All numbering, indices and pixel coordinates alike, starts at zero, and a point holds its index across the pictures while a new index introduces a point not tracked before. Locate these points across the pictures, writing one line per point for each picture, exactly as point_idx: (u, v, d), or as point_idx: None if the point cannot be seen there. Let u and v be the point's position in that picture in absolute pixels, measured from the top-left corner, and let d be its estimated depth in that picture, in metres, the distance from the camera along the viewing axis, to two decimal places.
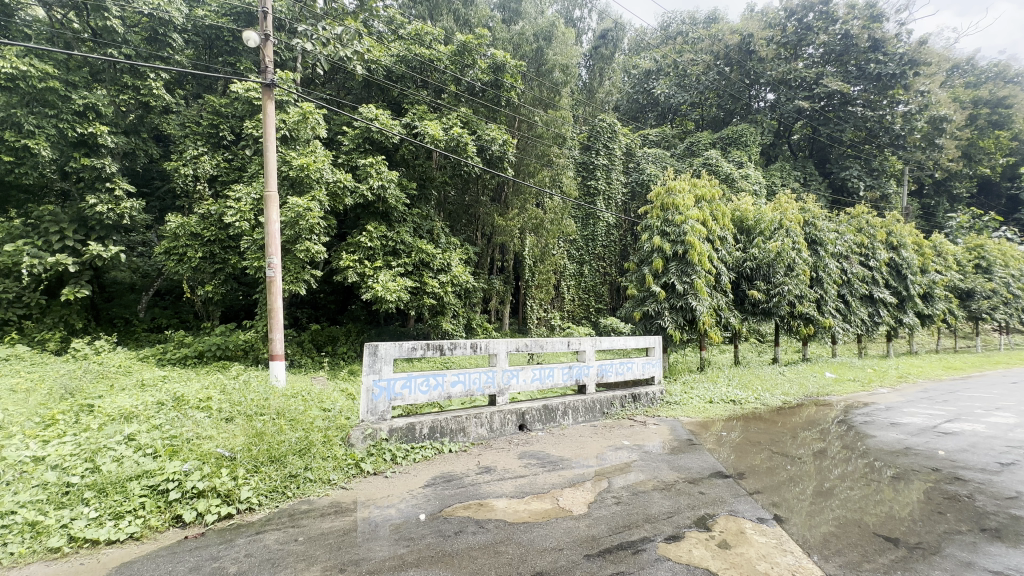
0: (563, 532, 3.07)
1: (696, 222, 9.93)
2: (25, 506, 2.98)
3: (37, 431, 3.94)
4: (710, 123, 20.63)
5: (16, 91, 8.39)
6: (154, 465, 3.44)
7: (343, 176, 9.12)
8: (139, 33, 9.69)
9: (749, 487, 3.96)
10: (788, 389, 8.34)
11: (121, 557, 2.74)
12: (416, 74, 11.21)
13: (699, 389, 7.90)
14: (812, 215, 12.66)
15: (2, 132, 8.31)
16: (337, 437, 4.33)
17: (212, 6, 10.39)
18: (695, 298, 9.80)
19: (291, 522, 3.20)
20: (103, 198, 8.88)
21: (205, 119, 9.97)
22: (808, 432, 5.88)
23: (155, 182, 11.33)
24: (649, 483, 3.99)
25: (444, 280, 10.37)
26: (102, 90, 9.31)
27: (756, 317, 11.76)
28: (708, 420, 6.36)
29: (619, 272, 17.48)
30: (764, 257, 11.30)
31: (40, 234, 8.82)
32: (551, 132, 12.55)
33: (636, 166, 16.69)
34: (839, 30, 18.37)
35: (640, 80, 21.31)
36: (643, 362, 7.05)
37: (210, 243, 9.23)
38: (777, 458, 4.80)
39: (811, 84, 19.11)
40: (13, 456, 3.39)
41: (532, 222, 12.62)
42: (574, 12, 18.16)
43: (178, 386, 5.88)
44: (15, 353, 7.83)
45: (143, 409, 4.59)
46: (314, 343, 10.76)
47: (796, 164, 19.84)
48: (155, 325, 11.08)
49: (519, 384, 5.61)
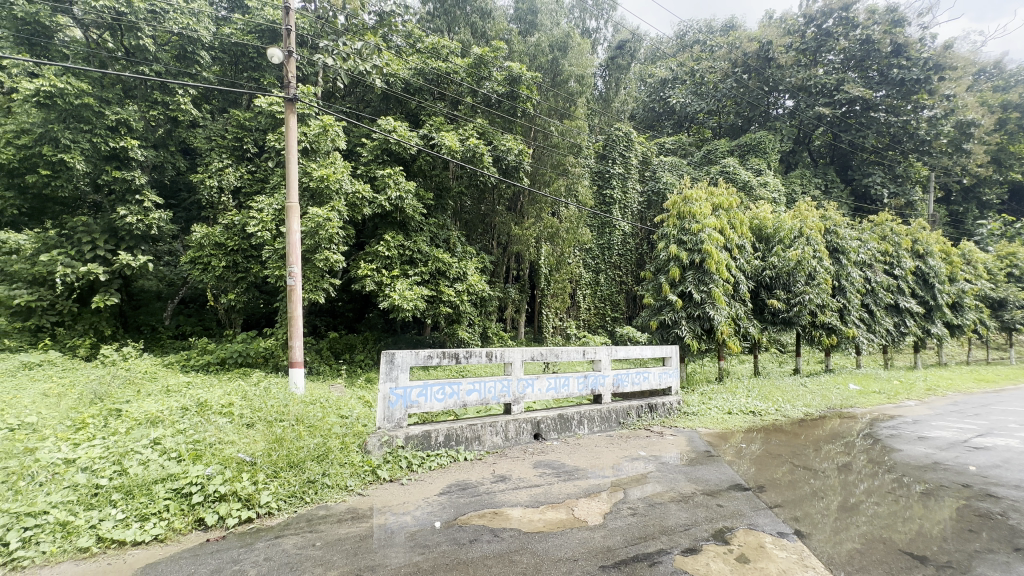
0: (579, 542, 3.05)
1: (713, 230, 9.79)
2: (57, 506, 3.09)
3: (68, 435, 4.07)
4: (728, 131, 20.45)
5: (53, 108, 8.71)
6: (178, 469, 3.54)
7: (362, 187, 9.30)
8: (170, 51, 10.09)
9: (769, 500, 3.89)
10: (809, 401, 8.14)
11: (145, 558, 2.80)
12: (433, 86, 11.44)
13: (717, 400, 7.76)
14: (833, 222, 12.45)
15: (41, 148, 8.72)
16: (354, 444, 4.39)
17: (239, 24, 10.73)
18: (714, 307, 9.65)
19: (309, 527, 3.24)
20: (133, 209, 9.25)
21: (231, 133, 10.34)
22: (832, 445, 5.72)
23: (182, 194, 11.65)
24: (666, 495, 3.94)
25: (460, 289, 10.45)
26: (134, 105, 9.69)
27: (776, 326, 11.51)
28: (728, 431, 6.23)
29: (635, 281, 17.40)
30: (784, 266, 11.11)
31: (74, 245, 9.20)
32: (567, 142, 12.60)
33: (652, 175, 16.65)
34: (860, 35, 18.00)
35: (656, 88, 21.31)
36: (659, 371, 6.97)
37: (233, 253, 9.47)
38: (799, 471, 4.69)
39: (831, 91, 18.72)
40: (45, 458, 3.51)
41: (548, 231, 12.54)
42: (590, 23, 18.30)
43: (201, 392, 6.00)
44: (48, 359, 8.13)
45: (168, 414, 4.74)
46: (332, 351, 10.92)
47: (817, 171, 19.51)
48: (179, 333, 11.32)
49: (535, 393, 5.57)
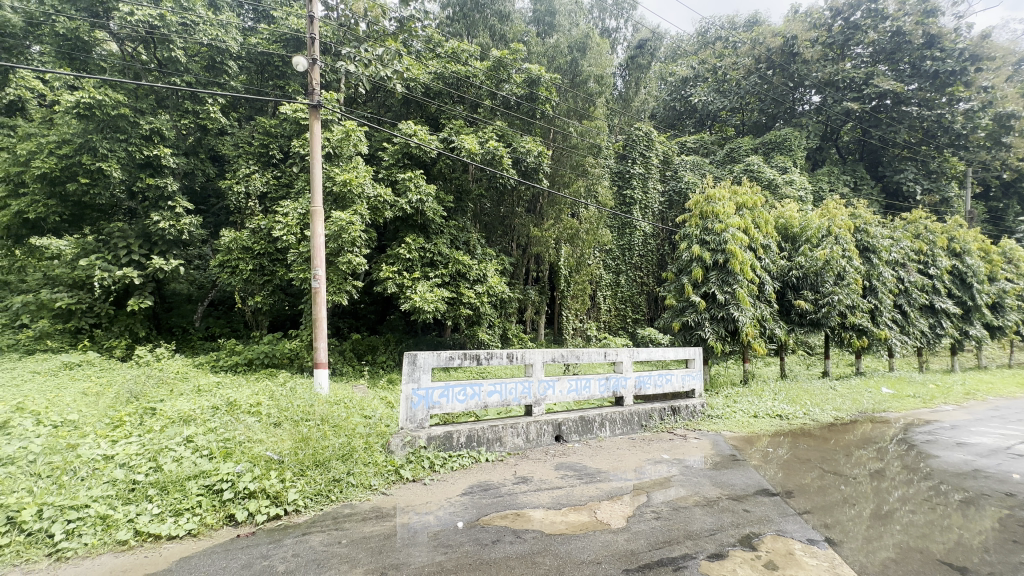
0: (602, 545, 3.03)
1: (737, 230, 9.61)
2: (97, 501, 3.23)
3: (107, 432, 4.23)
4: (752, 129, 20.00)
5: (92, 119, 9.08)
6: (210, 466, 3.65)
7: (383, 191, 9.44)
8: (199, 62, 10.41)
9: (798, 507, 3.79)
10: (839, 404, 7.90)
11: (179, 552, 2.90)
12: (453, 90, 11.57)
13: (743, 403, 7.60)
14: (863, 221, 12.09)
15: (80, 157, 9.11)
16: (377, 444, 4.46)
17: (265, 34, 11.02)
18: (738, 309, 9.46)
19: (335, 525, 3.29)
20: (166, 215, 9.61)
21: (257, 140, 10.63)
22: (864, 451, 5.53)
23: (211, 200, 12.01)
24: (691, 499, 3.87)
25: (480, 291, 10.51)
26: (166, 115, 10.08)
27: (804, 328, 11.21)
28: (753, 435, 6.10)
29: (657, 282, 17.18)
30: (812, 266, 10.81)
31: (111, 250, 9.61)
32: (586, 142, 12.46)
33: (673, 175, 16.44)
34: (891, 27, 17.37)
35: (677, 87, 21.05)
36: (682, 374, 6.86)
37: (259, 257, 9.73)
38: (828, 477, 4.56)
39: (859, 85, 18.16)
40: (86, 455, 3.65)
41: (567, 233, 12.49)
42: (610, 23, 18.23)
43: (230, 392, 6.18)
44: (87, 360, 8.49)
45: (200, 413, 4.88)
46: (355, 352, 11.10)
47: (845, 168, 18.93)
48: (208, 334, 11.65)
49: (555, 395, 5.56)
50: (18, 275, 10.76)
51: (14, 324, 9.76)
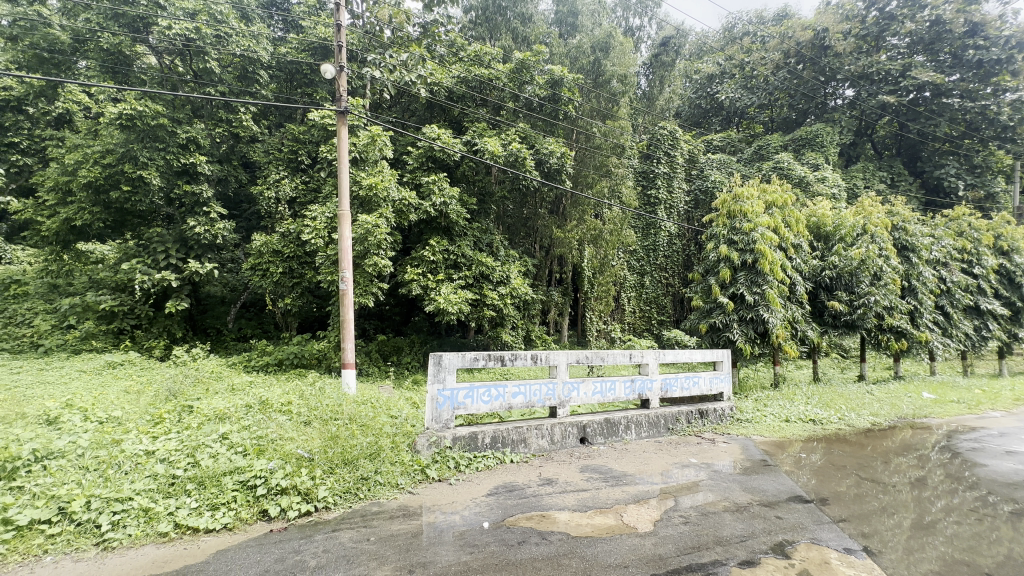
0: (629, 548, 3.00)
1: (766, 230, 9.36)
2: (140, 494, 3.37)
3: (148, 428, 4.42)
4: (781, 125, 19.54)
5: (133, 129, 9.48)
6: (244, 462, 3.78)
7: (408, 195, 9.58)
8: (232, 72, 10.92)
9: (834, 515, 3.66)
10: (877, 409, 7.61)
11: (216, 545, 3.00)
12: (476, 93, 11.75)
13: (773, 407, 7.40)
14: (901, 218, 11.61)
15: (122, 166, 9.54)
16: (404, 443, 4.52)
17: (294, 43, 11.31)
18: (768, 310, 9.21)
19: (364, 522, 3.37)
20: (201, 221, 9.99)
21: (287, 146, 10.94)
22: (904, 458, 5.31)
23: (243, 205, 12.43)
24: (720, 504, 3.79)
25: (503, 292, 10.56)
26: (201, 124, 10.48)
27: (838, 330, 10.85)
28: (785, 440, 5.93)
29: (682, 283, 16.88)
30: (846, 266, 10.44)
31: (150, 254, 10.02)
32: (610, 142, 12.27)
33: (699, 174, 16.16)
34: (929, 16, 16.62)
35: (703, 84, 20.69)
36: (710, 376, 6.72)
37: (289, 260, 10.00)
38: (865, 485, 4.39)
39: (896, 78, 17.44)
40: (130, 450, 3.82)
41: (591, 234, 12.38)
42: (633, 21, 18.04)
43: (263, 391, 6.38)
44: (128, 359, 8.89)
45: (234, 410, 5.06)
46: (381, 353, 11.28)
47: (881, 164, 18.24)
48: (241, 334, 12.03)
49: (580, 397, 5.52)
50: (65, 279, 11.32)
51: (61, 325, 10.20)
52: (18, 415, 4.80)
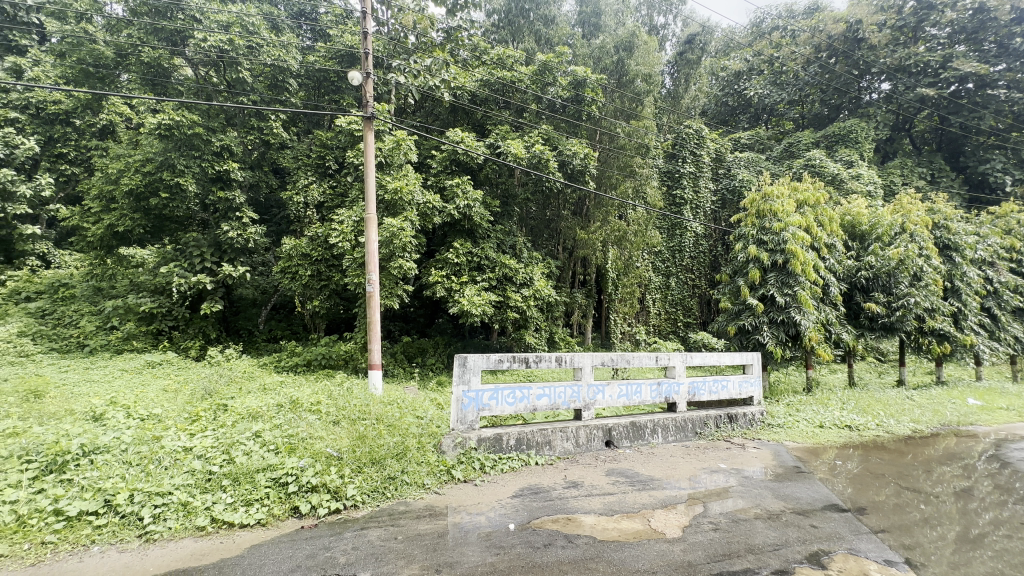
0: (657, 554, 2.96)
1: (798, 229, 9.08)
2: (179, 488, 3.51)
3: (186, 425, 4.58)
4: (813, 121, 18.98)
5: (171, 139, 9.91)
6: (276, 460, 3.88)
7: (432, 198, 9.68)
8: (263, 81, 11.35)
9: (872, 525, 3.52)
10: (918, 416, 7.28)
11: (249, 540, 3.09)
12: (498, 96, 11.86)
13: (806, 412, 7.16)
14: (943, 216, 11.09)
15: (161, 173, 9.95)
16: (430, 444, 4.56)
17: (322, 51, 11.52)
18: (800, 312, 8.93)
19: (391, 521, 3.41)
20: (234, 225, 10.35)
21: (315, 152, 11.21)
22: (948, 467, 5.06)
23: (274, 210, 12.81)
24: (751, 511, 3.69)
25: (527, 294, 10.56)
26: (234, 132, 10.86)
27: (875, 333, 10.43)
28: (819, 447, 5.73)
29: (709, 284, 16.53)
30: (883, 266, 10.02)
31: (187, 258, 10.43)
32: (634, 142, 12.08)
33: (726, 173, 15.79)
34: (972, 3, 15.81)
35: (730, 81, 20.33)
36: (739, 380, 6.56)
37: (317, 263, 10.24)
38: (906, 495, 4.20)
39: (936, 69, 16.71)
40: (169, 446, 3.97)
41: (615, 235, 12.26)
42: (657, 19, 17.82)
43: (293, 390, 6.53)
44: (166, 359, 9.25)
45: (267, 409, 5.21)
46: (406, 354, 11.40)
47: (920, 160, 17.48)
48: (272, 335, 12.37)
49: (605, 400, 5.46)
50: (109, 283, 11.90)
51: (105, 325, 10.71)
52: (68, 411, 5.06)
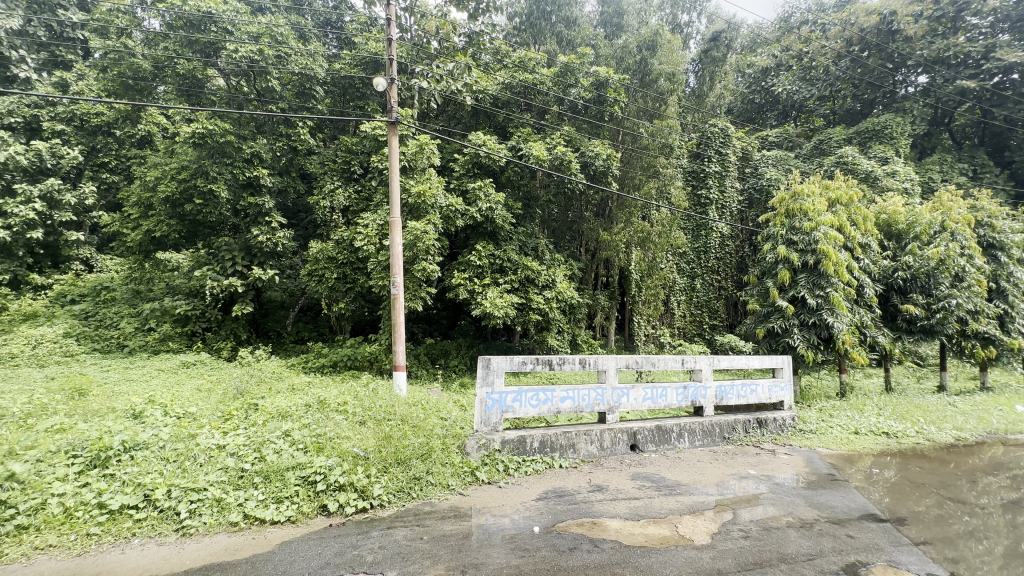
0: (685, 561, 2.90)
1: (830, 228, 8.79)
2: (213, 485, 3.63)
3: (219, 424, 4.73)
4: (845, 117, 18.38)
5: (204, 147, 10.29)
6: (305, 459, 3.97)
7: (455, 201, 9.77)
8: (291, 89, 11.57)
9: (913, 536, 3.37)
10: (960, 423, 6.96)
11: (281, 537, 3.17)
12: (520, 98, 11.93)
13: (840, 418, 6.92)
14: (987, 213, 10.58)
15: (195, 180, 10.33)
16: (454, 445, 4.59)
17: (347, 59, 11.86)
18: (833, 314, 8.65)
19: (416, 521, 3.44)
20: (264, 230, 10.66)
21: (340, 157, 11.44)
22: (994, 478, 4.81)
23: (301, 215, 13.13)
24: (783, 519, 3.58)
25: (549, 296, 10.51)
26: (263, 140, 11.18)
27: (913, 336, 10.02)
28: (855, 454, 5.52)
29: (736, 286, 16.16)
30: (922, 266, 9.61)
31: (219, 262, 10.80)
32: (658, 142, 11.88)
33: (753, 171, 15.44)
34: None
35: (757, 78, 19.94)
36: (769, 385, 6.38)
37: (343, 266, 10.43)
38: (948, 505, 4.01)
39: (977, 60, 15.99)
40: (204, 444, 4.11)
41: (638, 236, 12.14)
42: (681, 17, 17.65)
43: (321, 391, 6.67)
44: (199, 360, 9.58)
45: (296, 409, 5.34)
46: (429, 355, 11.50)
47: (961, 155, 16.73)
48: (299, 337, 12.68)
49: (630, 403, 5.39)
50: (146, 286, 12.39)
51: (142, 327, 11.15)
52: (109, 409, 5.28)
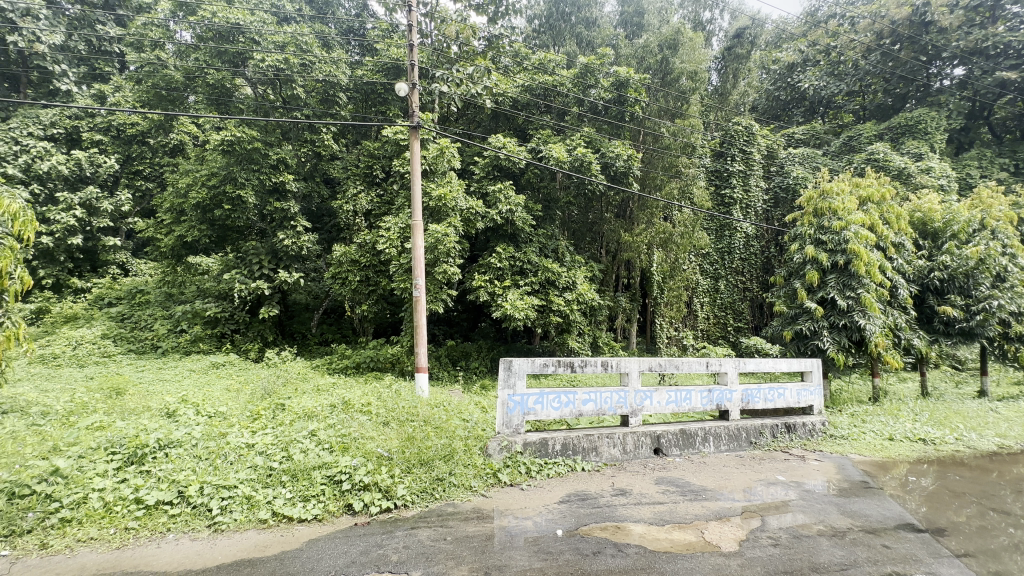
0: (712, 568, 2.84)
1: (860, 227, 8.51)
2: (243, 482, 3.72)
3: (248, 423, 4.86)
4: (876, 113, 17.80)
5: (232, 153, 10.59)
6: (330, 458, 4.04)
7: (475, 204, 9.82)
8: (315, 96, 11.89)
9: (953, 548, 3.23)
10: (1003, 430, 6.64)
11: (308, 534, 3.24)
12: (540, 100, 11.93)
13: (873, 423, 6.69)
14: None
15: (224, 187, 10.67)
16: (476, 446, 4.60)
17: (370, 66, 12.07)
18: (864, 316, 8.37)
19: (439, 522, 3.47)
20: (290, 234, 10.93)
21: (363, 162, 11.65)
22: None
23: (325, 219, 13.40)
24: (815, 528, 3.48)
25: (570, 298, 10.46)
26: (288, 146, 11.46)
27: (951, 338, 9.61)
28: (889, 461, 5.33)
29: (761, 287, 15.80)
30: (960, 266, 9.22)
31: (247, 265, 11.10)
32: (679, 142, 11.67)
33: (779, 170, 15.08)
34: None
35: (783, 74, 19.47)
36: (798, 388, 6.21)
37: (366, 269, 10.60)
38: (991, 516, 3.83)
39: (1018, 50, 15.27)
40: (234, 442, 4.22)
41: (660, 237, 11.98)
42: (703, 15, 17.44)
43: (345, 392, 6.79)
44: (228, 360, 9.87)
45: (321, 409, 5.44)
46: (450, 357, 11.57)
47: (1002, 150, 16.01)
48: (323, 339, 12.94)
49: (653, 406, 5.32)
50: (178, 289, 12.82)
51: (175, 328, 11.53)
52: (144, 408, 5.47)
